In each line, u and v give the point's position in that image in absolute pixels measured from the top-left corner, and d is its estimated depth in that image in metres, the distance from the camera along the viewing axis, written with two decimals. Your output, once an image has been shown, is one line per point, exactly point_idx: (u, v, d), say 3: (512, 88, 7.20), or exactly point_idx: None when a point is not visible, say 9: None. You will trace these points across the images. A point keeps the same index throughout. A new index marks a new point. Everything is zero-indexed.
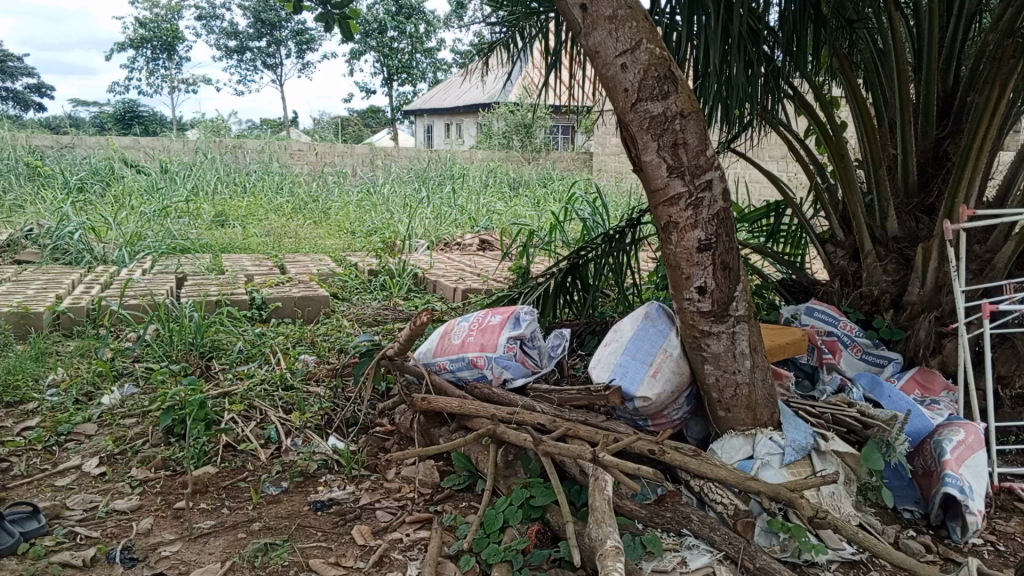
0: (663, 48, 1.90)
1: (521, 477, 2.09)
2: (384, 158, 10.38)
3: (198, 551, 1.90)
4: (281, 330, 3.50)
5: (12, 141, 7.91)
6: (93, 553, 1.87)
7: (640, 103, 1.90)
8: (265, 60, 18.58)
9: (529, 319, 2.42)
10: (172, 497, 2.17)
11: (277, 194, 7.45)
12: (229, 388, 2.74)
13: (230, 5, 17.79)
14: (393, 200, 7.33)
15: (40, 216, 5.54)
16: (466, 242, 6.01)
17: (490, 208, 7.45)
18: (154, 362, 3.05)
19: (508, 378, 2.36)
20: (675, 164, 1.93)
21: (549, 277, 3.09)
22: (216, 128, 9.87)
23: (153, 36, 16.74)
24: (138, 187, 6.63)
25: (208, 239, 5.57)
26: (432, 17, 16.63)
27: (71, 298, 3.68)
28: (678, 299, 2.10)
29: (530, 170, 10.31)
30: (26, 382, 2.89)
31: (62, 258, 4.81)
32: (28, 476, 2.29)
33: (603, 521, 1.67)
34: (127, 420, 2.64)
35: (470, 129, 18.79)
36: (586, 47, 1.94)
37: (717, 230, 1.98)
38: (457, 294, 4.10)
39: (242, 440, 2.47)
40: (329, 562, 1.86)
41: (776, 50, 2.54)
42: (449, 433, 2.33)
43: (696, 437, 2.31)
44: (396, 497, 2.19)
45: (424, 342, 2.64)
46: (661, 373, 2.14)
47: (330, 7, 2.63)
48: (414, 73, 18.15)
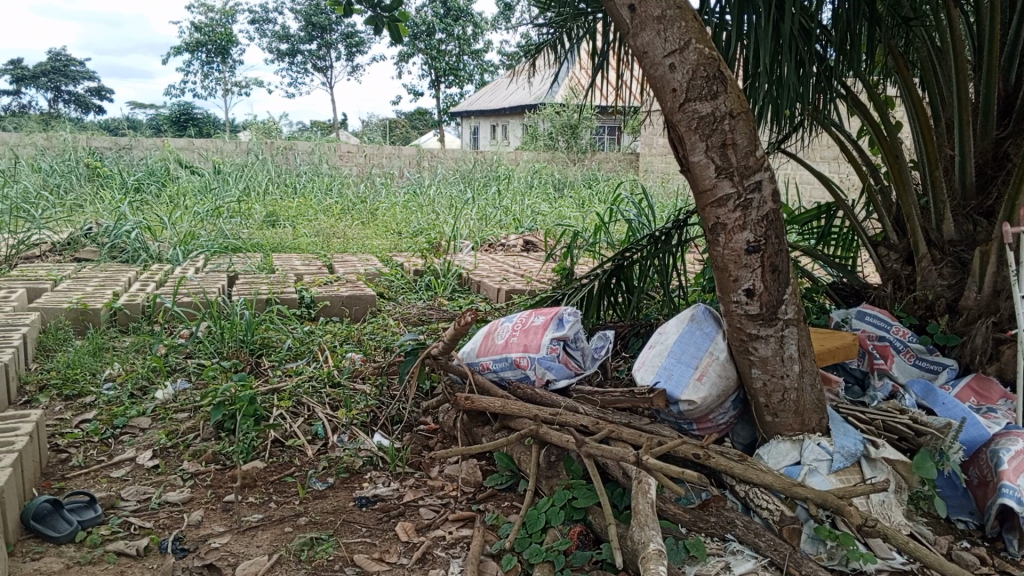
0: (712, 48, 1.88)
1: (563, 478, 2.09)
2: (431, 159, 10.47)
3: (246, 544, 1.94)
4: (328, 329, 3.56)
5: (73, 143, 8.18)
6: (145, 543, 1.92)
7: (688, 103, 1.88)
8: (316, 63, 18.89)
9: (572, 320, 2.42)
10: (222, 490, 2.22)
11: (326, 195, 7.56)
12: (278, 385, 2.80)
13: (282, 9, 18.13)
14: (438, 200, 7.39)
15: (99, 215, 5.72)
16: (510, 243, 6.02)
17: (535, 209, 7.46)
18: (206, 359, 3.13)
19: (551, 379, 2.35)
20: (723, 164, 1.91)
21: (593, 278, 3.08)
22: (267, 130, 10.06)
23: (207, 40, 17.14)
24: (192, 187, 6.79)
25: (259, 238, 5.69)
26: (479, 19, 16.71)
27: (127, 295, 3.80)
28: (726, 301, 2.07)
29: (575, 171, 10.29)
30: (84, 376, 2.99)
31: (119, 256, 4.96)
32: (85, 467, 2.37)
33: (646, 524, 1.66)
34: (179, 414, 2.71)
35: (515, 130, 18.84)
36: (633, 47, 1.93)
37: (766, 232, 1.96)
38: (501, 295, 4.12)
39: (289, 435, 2.52)
40: (373, 558, 1.89)
41: (829, 49, 2.49)
42: (491, 432, 2.34)
43: (742, 441, 2.27)
44: (439, 495, 2.21)
45: (468, 342, 2.65)
46: (706, 376, 2.12)
47: (379, 11, 2.67)
48: (460, 75, 18.26)
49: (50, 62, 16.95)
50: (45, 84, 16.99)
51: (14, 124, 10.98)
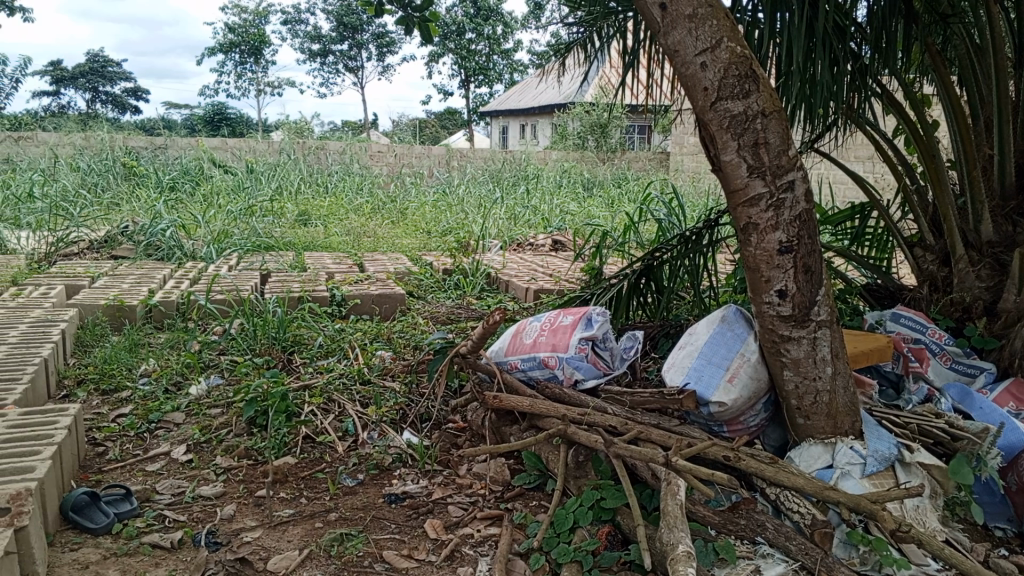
0: (744, 46, 1.86)
1: (592, 478, 2.08)
2: (460, 159, 10.50)
3: (277, 538, 1.96)
4: (358, 327, 3.59)
5: (111, 143, 8.34)
6: (180, 536, 1.95)
7: (720, 102, 1.86)
8: (347, 64, 19.04)
9: (601, 320, 2.42)
10: (254, 485, 2.25)
11: (357, 194, 7.63)
12: (309, 381, 2.83)
13: (314, 10, 18.29)
14: (468, 200, 7.41)
15: (136, 213, 5.83)
16: (539, 242, 6.03)
17: (564, 208, 7.45)
18: (240, 355, 3.18)
19: (580, 379, 2.35)
20: (755, 164, 1.89)
21: (622, 278, 3.06)
22: (300, 130, 10.17)
23: (241, 41, 17.36)
24: (226, 186, 6.89)
25: (290, 237, 5.75)
26: (509, 19, 16.73)
27: (163, 292, 3.86)
28: (757, 302, 2.05)
29: (604, 171, 10.26)
30: (120, 371, 3.05)
31: (155, 254, 5.05)
32: (122, 460, 2.42)
33: (675, 525, 1.65)
34: (213, 409, 2.76)
35: (544, 130, 18.82)
36: (664, 46, 1.91)
37: (798, 232, 1.94)
38: (529, 294, 4.12)
39: (320, 432, 2.54)
40: (402, 555, 1.90)
41: (863, 46, 2.47)
42: (520, 431, 2.34)
43: (773, 444, 2.25)
44: (468, 493, 2.22)
45: (497, 341, 2.66)
46: (737, 378, 2.10)
47: (410, 11, 2.68)
48: (490, 74, 18.29)
49: (88, 63, 17.27)
50: (83, 84, 17.31)
51: (54, 124, 11.21)
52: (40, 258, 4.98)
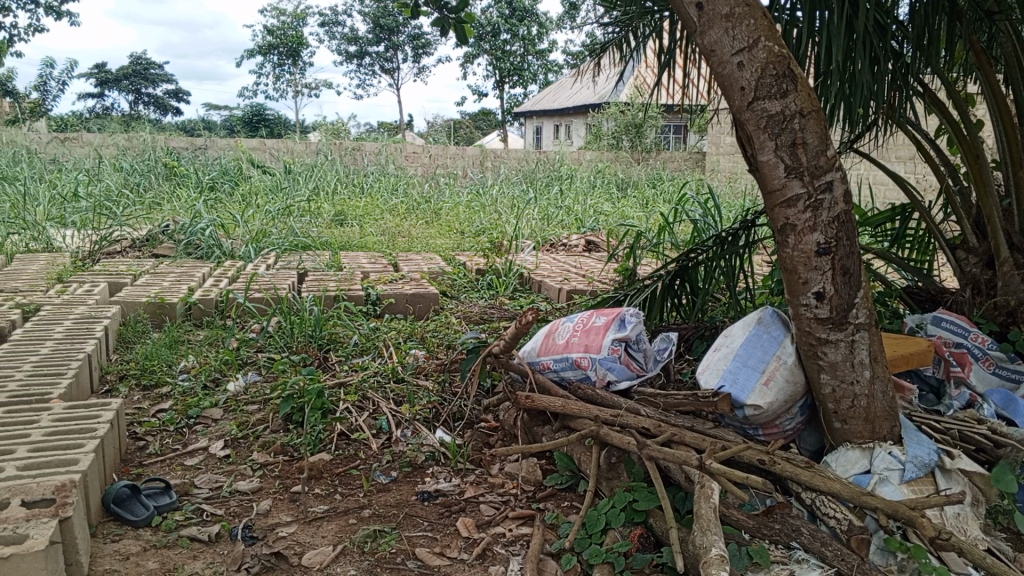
0: (782, 45, 1.84)
1: (624, 480, 2.08)
2: (494, 159, 10.52)
3: (312, 533, 1.99)
4: (392, 326, 3.62)
5: (153, 144, 8.52)
6: (217, 530, 1.99)
7: (757, 102, 1.85)
8: (384, 65, 19.20)
9: (635, 321, 2.40)
10: (290, 481, 2.28)
11: (392, 195, 7.69)
12: (344, 379, 2.86)
13: (351, 11, 18.47)
14: (501, 200, 7.43)
15: (176, 213, 5.94)
16: (572, 242, 6.03)
17: (598, 209, 7.43)
18: (276, 353, 3.23)
19: (612, 380, 2.34)
20: (793, 164, 1.87)
21: (656, 280, 3.04)
22: (337, 131, 10.28)
23: (279, 43, 17.59)
24: (264, 186, 7.00)
25: (327, 236, 5.82)
26: (544, 19, 16.72)
27: (202, 290, 3.93)
28: (794, 304, 2.03)
29: (639, 171, 10.21)
30: (160, 367, 3.11)
31: (195, 253, 5.15)
32: (161, 454, 2.47)
33: (709, 529, 1.64)
34: (250, 406, 2.80)
35: (578, 130, 18.78)
36: (700, 45, 1.90)
37: (837, 233, 1.91)
38: (563, 294, 4.12)
39: (354, 429, 2.57)
40: (434, 552, 1.91)
41: (905, 45, 2.42)
42: (552, 432, 2.34)
43: (809, 448, 2.22)
44: (500, 493, 2.22)
45: (529, 341, 2.66)
46: (773, 381, 2.08)
47: (446, 12, 2.69)
48: (524, 75, 18.29)
49: (132, 65, 17.64)
50: (126, 86, 17.70)
51: (99, 125, 11.49)
52: (85, 256, 5.10)
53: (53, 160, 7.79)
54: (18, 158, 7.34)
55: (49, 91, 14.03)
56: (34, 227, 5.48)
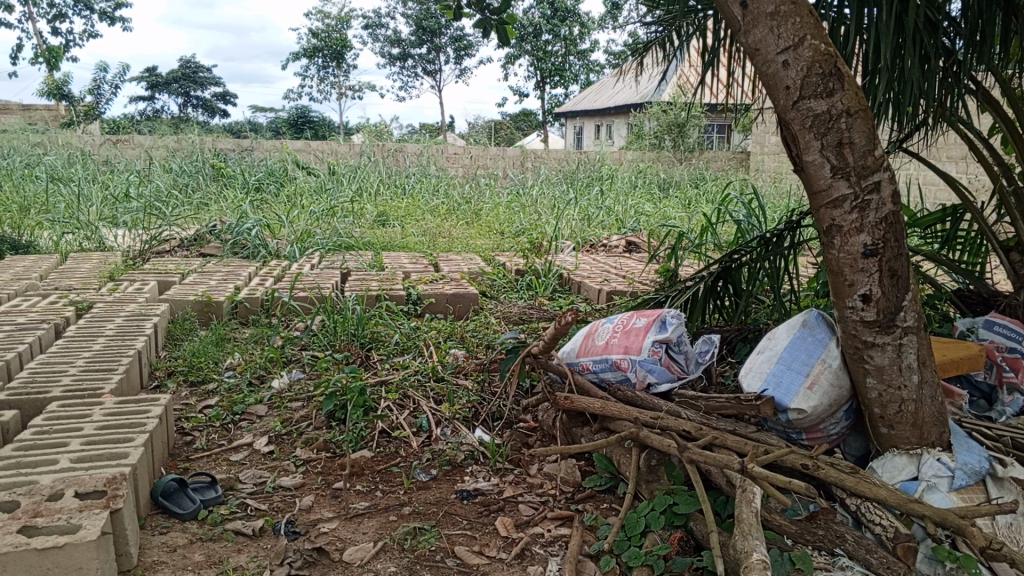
0: (829, 44, 1.81)
1: (664, 483, 2.07)
2: (535, 160, 10.53)
3: (353, 530, 2.01)
4: (433, 325, 3.64)
5: (201, 145, 8.71)
6: (261, 524, 2.02)
7: (802, 102, 1.82)
8: (426, 67, 19.35)
9: (676, 323, 2.38)
10: (332, 477, 2.31)
11: (433, 196, 7.75)
12: (386, 377, 2.89)
13: (394, 14, 18.63)
14: (541, 201, 7.43)
15: (223, 214, 6.07)
16: (612, 243, 6.01)
17: (639, 209, 7.40)
18: (320, 351, 3.28)
19: (652, 382, 2.33)
20: (839, 164, 1.84)
21: (699, 281, 3.01)
22: (379, 133, 10.40)
23: (323, 45, 17.83)
24: (309, 187, 7.11)
25: (369, 237, 5.88)
26: (586, 19, 16.67)
27: (248, 289, 4.01)
28: (840, 307, 1.99)
29: (681, 171, 10.12)
30: (207, 364, 3.19)
31: (242, 252, 5.26)
32: (208, 450, 2.52)
33: (750, 533, 1.62)
34: (294, 403, 2.85)
35: (619, 130, 18.65)
36: (745, 45, 1.88)
37: (885, 235, 1.87)
38: (603, 295, 4.11)
39: (395, 426, 2.59)
40: (473, 551, 1.92)
41: (958, 41, 2.37)
42: (591, 433, 2.34)
43: (854, 453, 2.18)
44: (538, 493, 2.23)
45: (568, 342, 2.66)
46: (817, 385, 2.05)
47: (488, 14, 2.70)
48: (566, 75, 18.25)
49: (182, 69, 18.06)
50: (176, 89, 18.12)
51: (150, 128, 11.79)
52: (135, 255, 5.24)
53: (106, 162, 8.02)
54: (73, 160, 7.56)
55: (103, 94, 14.44)
56: (88, 227, 5.65)
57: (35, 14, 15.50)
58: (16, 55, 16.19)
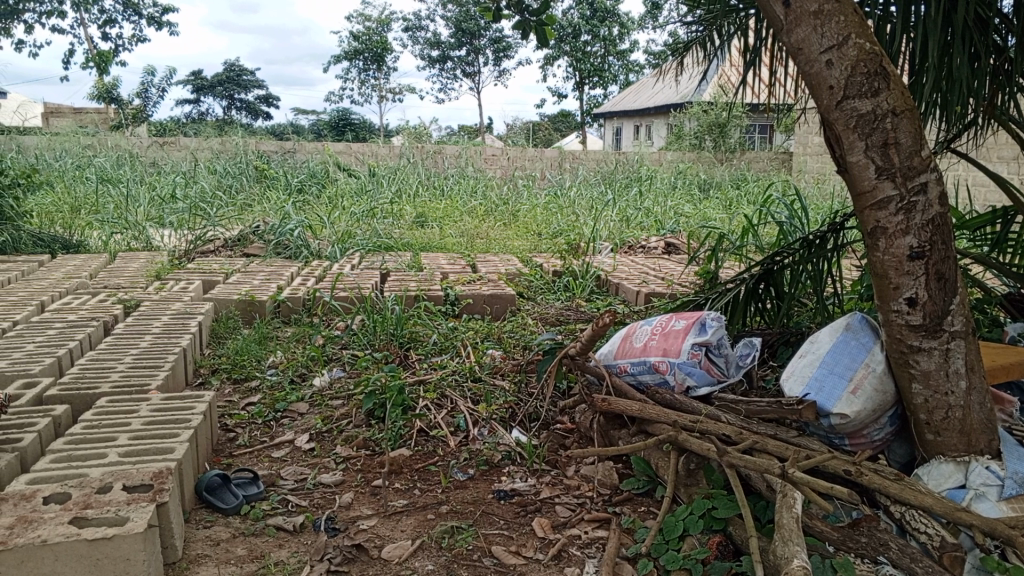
0: (874, 43, 1.78)
1: (703, 487, 2.05)
2: (573, 161, 10.51)
3: (391, 527, 2.03)
4: (470, 325, 3.66)
5: (245, 147, 8.88)
6: (302, 520, 2.06)
7: (846, 101, 1.79)
8: (465, 69, 19.43)
9: (716, 326, 2.37)
10: (371, 475, 2.34)
11: (471, 197, 7.79)
12: (424, 377, 2.91)
13: (434, 16, 18.74)
14: (579, 202, 7.41)
15: (267, 215, 6.18)
16: (651, 245, 5.98)
17: (678, 210, 7.34)
18: (360, 350, 3.32)
19: (691, 385, 2.31)
20: (885, 165, 1.80)
21: (739, 283, 2.98)
22: (419, 135, 10.47)
23: (364, 48, 18.02)
24: (349, 189, 7.20)
25: (409, 237, 5.93)
26: (626, 19, 16.59)
27: (290, 289, 4.07)
28: (885, 310, 1.96)
29: (722, 172, 10.01)
30: (250, 362, 3.25)
31: (284, 253, 5.35)
32: (250, 446, 2.57)
33: (790, 539, 1.60)
34: (334, 401, 2.89)
35: (658, 130, 18.48)
36: (788, 44, 1.87)
37: (932, 237, 1.83)
38: (641, 297, 4.09)
39: (434, 425, 2.61)
40: (510, 551, 1.93)
41: (1010, 38, 2.29)
42: (628, 435, 2.32)
43: (898, 460, 2.14)
44: (575, 495, 2.22)
45: (606, 343, 2.65)
46: (861, 390, 2.02)
47: (527, 15, 2.70)
48: (605, 76, 18.18)
49: (226, 72, 18.40)
50: (221, 92, 18.45)
51: (195, 130, 12.05)
52: (181, 255, 5.36)
53: (154, 164, 8.20)
54: (122, 162, 7.76)
55: (150, 98, 14.79)
56: (136, 227, 5.80)
57: (86, 20, 15.91)
58: (68, 59, 16.63)
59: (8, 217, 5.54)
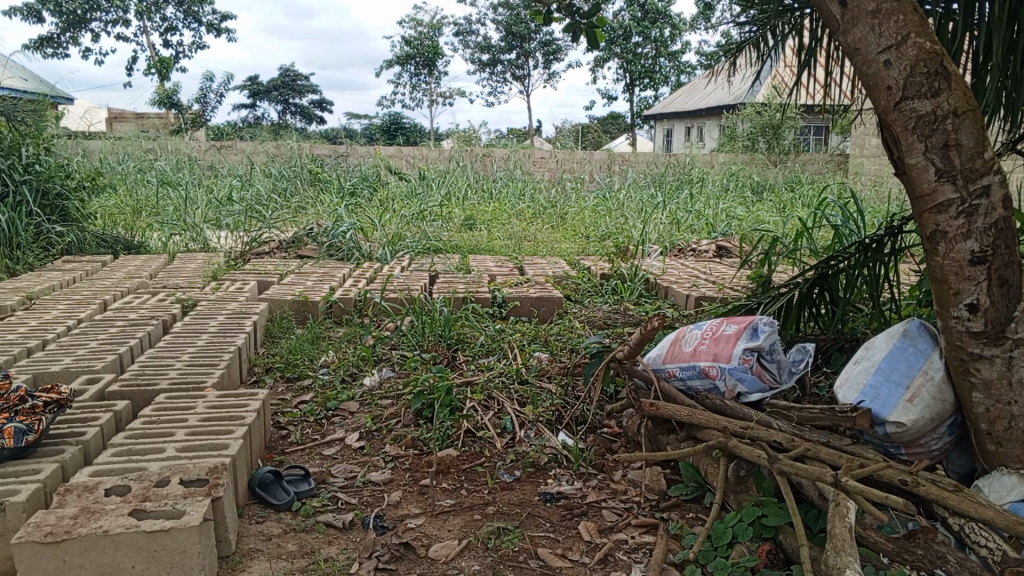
0: (935, 42, 1.73)
1: (753, 494, 2.02)
2: (622, 163, 10.44)
3: (438, 527, 2.05)
4: (518, 328, 3.67)
5: (299, 152, 9.05)
6: (351, 518, 2.09)
7: (905, 102, 1.75)
8: (515, 72, 19.49)
9: (768, 331, 2.34)
10: (419, 474, 2.36)
11: (520, 200, 7.80)
12: (471, 378, 2.94)
13: (485, 20, 18.80)
14: (628, 205, 7.37)
15: (320, 217, 6.29)
16: (702, 248, 5.91)
17: (730, 213, 7.25)
18: (409, 350, 3.36)
19: (742, 392, 2.28)
20: (945, 167, 1.76)
21: (793, 287, 2.92)
22: (468, 138, 10.53)
23: (416, 53, 18.20)
24: (400, 192, 7.29)
25: (457, 240, 5.97)
26: (678, 21, 16.45)
27: (342, 290, 4.14)
28: (944, 317, 1.90)
29: (776, 175, 9.84)
30: (303, 361, 3.31)
31: (337, 254, 5.44)
32: (302, 444, 2.62)
33: (843, 549, 1.57)
34: (384, 400, 2.92)
35: (711, 132, 18.22)
36: (844, 44, 1.83)
37: (994, 241, 1.78)
38: (691, 301, 4.05)
39: (480, 427, 2.63)
40: (556, 553, 1.93)
41: None
42: (677, 441, 2.31)
43: (958, 470, 2.08)
44: (622, 499, 2.21)
45: (654, 348, 2.62)
46: (918, 398, 1.97)
47: (578, 18, 2.69)
48: (656, 77, 18.01)
49: (281, 77, 18.76)
50: (276, 97, 18.84)
51: (251, 134, 12.33)
52: (237, 256, 5.49)
53: (211, 168, 8.42)
54: (182, 166, 7.98)
55: (209, 103, 15.19)
56: (194, 229, 5.97)
57: (149, 28, 16.40)
58: (131, 66, 17.16)
59: (74, 219, 5.75)
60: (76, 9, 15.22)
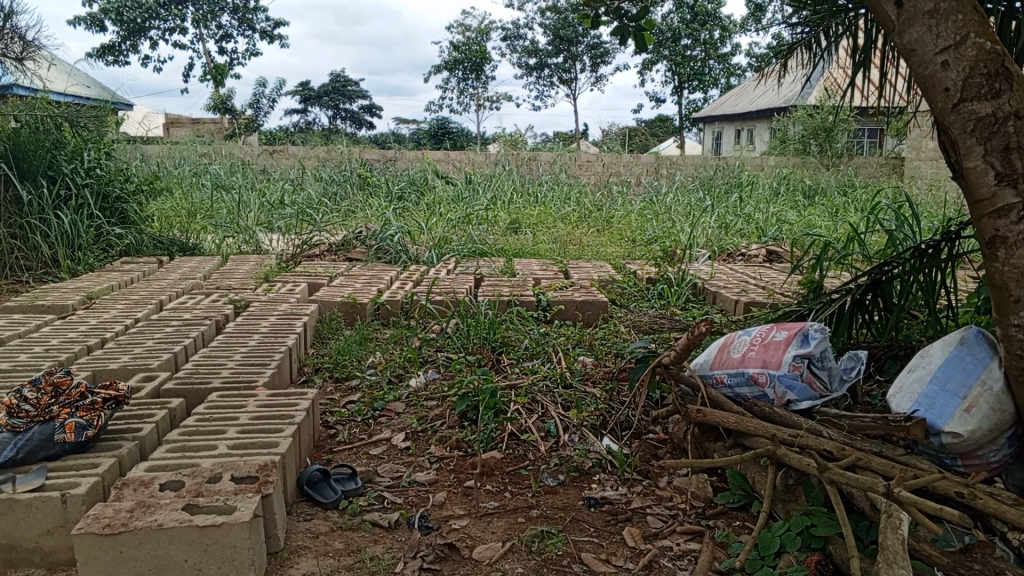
0: (996, 42, 1.69)
1: (802, 503, 1.98)
2: (670, 166, 10.35)
3: (483, 528, 2.06)
4: (563, 331, 3.66)
5: (348, 156, 9.19)
6: (396, 517, 2.11)
7: (963, 104, 1.70)
8: (562, 76, 19.48)
9: (818, 337, 2.30)
10: (463, 475, 2.38)
11: (566, 203, 7.79)
12: (515, 381, 2.94)
13: (533, 24, 18.80)
14: (675, 209, 7.31)
15: (369, 220, 6.37)
16: (751, 252, 5.85)
17: (780, 217, 7.13)
18: (454, 352, 3.38)
19: (792, 399, 2.25)
20: (1006, 170, 1.70)
21: (845, 294, 2.86)
22: (515, 141, 10.57)
23: (463, 57, 18.32)
24: (447, 197, 7.36)
25: (503, 243, 5.99)
26: (728, 23, 16.25)
27: (389, 292, 4.18)
28: (1004, 325, 1.85)
29: (828, 178, 9.65)
30: (351, 362, 3.36)
31: (385, 257, 5.51)
32: (350, 443, 2.66)
33: (895, 562, 1.53)
34: (429, 401, 2.95)
35: (760, 134, 17.96)
36: (900, 45, 1.78)
37: None
38: (739, 306, 4.00)
39: (524, 430, 2.63)
40: (600, 558, 1.92)
41: None
42: (724, 448, 2.28)
43: (1017, 483, 2.01)
44: (668, 506, 2.19)
45: (702, 353, 2.59)
46: (975, 408, 1.93)
47: (626, 21, 2.68)
48: (705, 79, 17.76)
49: (332, 83, 19.10)
50: (327, 102, 19.11)
51: (303, 138, 12.57)
52: (288, 258, 5.61)
53: (263, 171, 8.60)
54: (235, 169, 8.17)
55: (262, 108, 15.51)
56: (247, 231, 6.11)
57: (205, 35, 16.81)
58: (188, 73, 17.63)
59: (132, 221, 5.93)
60: (136, 17, 15.67)
